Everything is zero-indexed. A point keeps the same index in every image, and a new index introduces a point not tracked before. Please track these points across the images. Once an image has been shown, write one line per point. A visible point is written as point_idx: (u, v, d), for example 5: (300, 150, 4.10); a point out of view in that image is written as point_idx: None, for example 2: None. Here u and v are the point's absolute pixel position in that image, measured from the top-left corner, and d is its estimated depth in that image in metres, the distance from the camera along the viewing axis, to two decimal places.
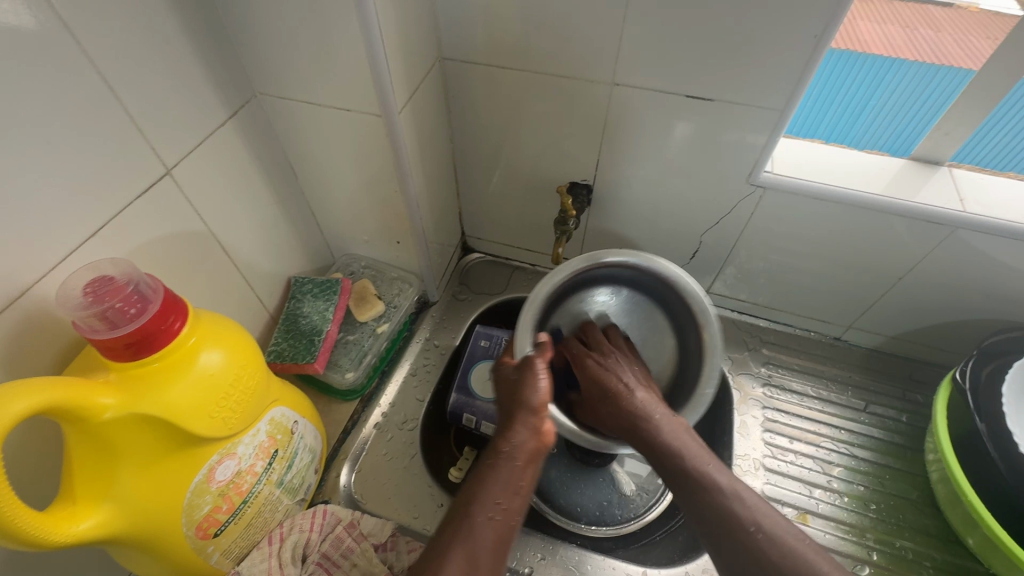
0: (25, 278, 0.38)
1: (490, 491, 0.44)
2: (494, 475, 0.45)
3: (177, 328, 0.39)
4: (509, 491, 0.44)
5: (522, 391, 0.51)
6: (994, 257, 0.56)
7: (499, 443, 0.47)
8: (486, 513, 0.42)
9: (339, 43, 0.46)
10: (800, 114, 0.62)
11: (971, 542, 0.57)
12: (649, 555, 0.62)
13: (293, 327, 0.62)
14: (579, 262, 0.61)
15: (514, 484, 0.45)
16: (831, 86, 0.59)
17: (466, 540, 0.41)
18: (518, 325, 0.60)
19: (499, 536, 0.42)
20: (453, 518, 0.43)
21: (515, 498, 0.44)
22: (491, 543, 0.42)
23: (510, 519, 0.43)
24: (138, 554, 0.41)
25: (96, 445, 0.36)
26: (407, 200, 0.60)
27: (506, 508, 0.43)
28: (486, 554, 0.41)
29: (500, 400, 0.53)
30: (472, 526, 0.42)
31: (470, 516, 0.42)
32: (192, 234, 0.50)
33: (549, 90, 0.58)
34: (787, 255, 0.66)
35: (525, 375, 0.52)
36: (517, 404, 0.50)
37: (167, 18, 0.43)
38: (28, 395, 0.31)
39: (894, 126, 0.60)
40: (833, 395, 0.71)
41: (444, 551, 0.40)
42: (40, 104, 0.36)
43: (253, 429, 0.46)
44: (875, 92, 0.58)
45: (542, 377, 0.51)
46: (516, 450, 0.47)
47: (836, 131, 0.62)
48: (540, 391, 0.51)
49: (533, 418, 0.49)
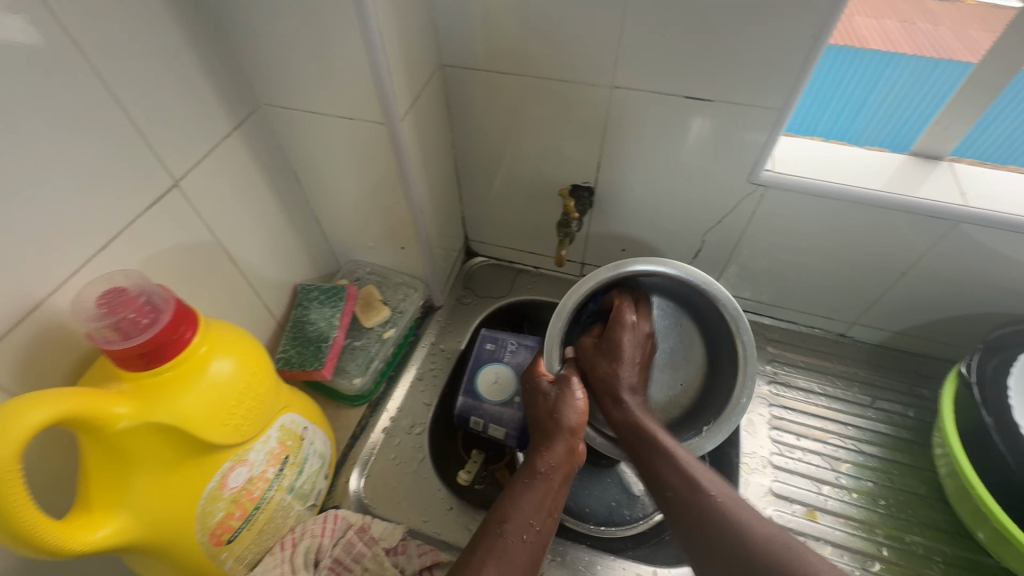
0: (37, 291, 0.38)
1: (525, 510, 0.46)
2: (528, 494, 0.47)
3: (189, 337, 0.40)
4: (542, 512, 0.46)
5: (560, 410, 0.52)
6: (997, 250, 0.56)
7: (535, 460, 0.49)
8: (521, 532, 0.44)
9: (341, 53, 0.47)
10: (799, 115, 0.62)
11: (981, 536, 0.57)
12: (658, 556, 0.62)
13: (300, 334, 0.63)
14: (606, 273, 0.59)
15: (547, 504, 0.47)
16: (832, 83, 0.59)
17: (497, 560, 0.42)
18: (548, 338, 0.59)
19: (530, 556, 0.44)
20: (485, 533, 0.44)
21: (547, 520, 0.46)
22: (523, 563, 0.43)
23: (541, 539, 0.45)
24: (152, 561, 0.42)
25: (112, 453, 0.37)
26: (412, 206, 0.60)
27: (539, 528, 0.45)
28: (519, 574, 0.42)
29: (532, 413, 0.54)
30: (506, 545, 0.43)
31: (503, 534, 0.44)
32: (199, 244, 0.51)
33: (549, 94, 0.59)
34: (790, 252, 0.66)
35: (563, 393, 0.53)
36: (554, 424, 0.51)
37: (171, 31, 0.44)
38: (46, 405, 0.32)
39: (894, 122, 0.61)
40: (839, 391, 0.71)
41: (477, 567, 0.42)
42: (52, 119, 0.37)
43: (264, 435, 0.46)
44: (872, 90, 0.59)
45: (580, 397, 0.53)
46: (554, 470, 0.48)
47: (836, 128, 0.62)
48: (578, 412, 0.52)
49: (571, 441, 0.50)
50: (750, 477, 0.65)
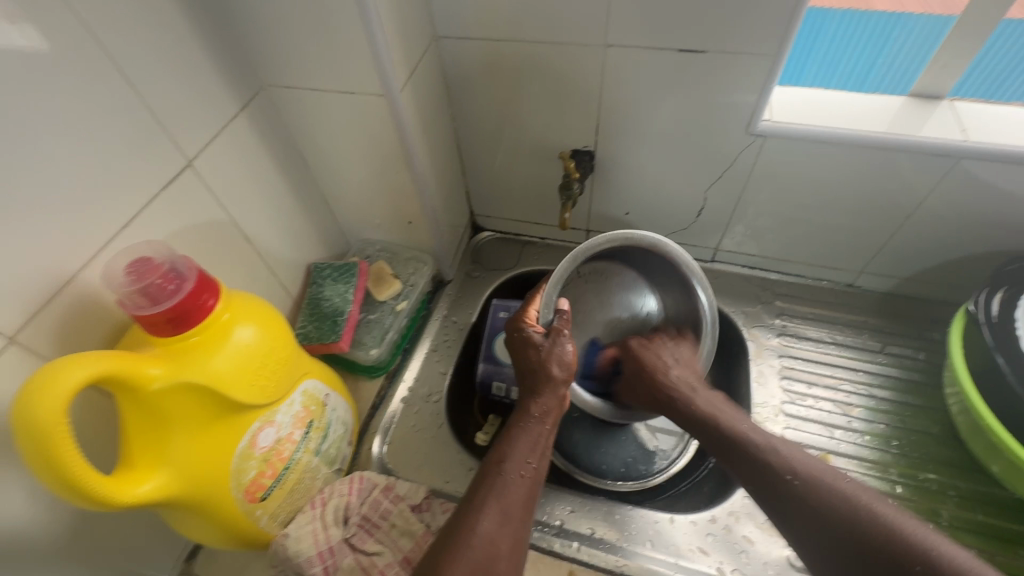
0: (69, 266, 0.41)
1: (520, 452, 0.48)
2: (523, 436, 0.49)
3: (211, 304, 0.42)
4: (537, 451, 0.48)
5: (549, 361, 0.53)
6: (1001, 184, 0.56)
7: (529, 404, 0.51)
8: (518, 470, 0.46)
9: (339, 28, 0.48)
10: (814, 72, 0.62)
11: (995, 469, 0.57)
12: (676, 505, 0.64)
13: (316, 310, 0.65)
14: (643, 237, 0.60)
15: (541, 444, 0.49)
16: (842, 45, 0.60)
17: (499, 495, 0.44)
18: (548, 286, 0.61)
19: (529, 492, 0.46)
20: (486, 474, 0.46)
21: (542, 458, 0.48)
22: (522, 497, 0.45)
23: (537, 476, 0.47)
24: (193, 518, 0.44)
25: (148, 412, 0.39)
26: (416, 179, 0.62)
27: (535, 466, 0.47)
28: (519, 507, 0.44)
29: (517, 363, 0.56)
30: (506, 482, 0.45)
31: (502, 473, 0.46)
32: (215, 222, 0.53)
33: (544, 59, 0.60)
34: (794, 204, 0.66)
35: (553, 344, 0.54)
36: (545, 376, 0.52)
37: (175, 15, 0.45)
38: (86, 364, 0.34)
39: (902, 75, 0.61)
40: (850, 339, 0.71)
41: (479, 504, 0.44)
42: (70, 102, 0.39)
43: (288, 399, 0.49)
44: (881, 48, 0.60)
45: (570, 350, 0.54)
46: (546, 413, 0.51)
47: (852, 82, 0.62)
48: (566, 366, 0.53)
49: (561, 390, 0.53)
50: (763, 425, 0.66)
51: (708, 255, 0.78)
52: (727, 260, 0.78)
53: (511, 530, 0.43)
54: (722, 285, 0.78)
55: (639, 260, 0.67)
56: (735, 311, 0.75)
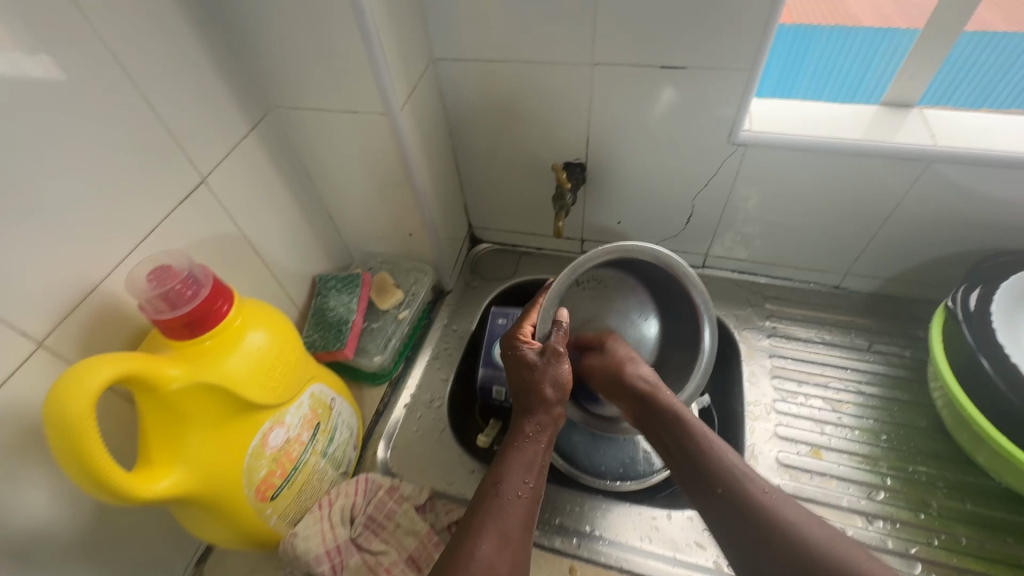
0: (93, 275, 0.43)
1: (517, 472, 0.49)
2: (517, 456, 0.50)
3: (225, 310, 0.44)
4: (532, 470, 0.50)
5: (542, 380, 0.54)
6: (971, 185, 0.59)
7: (523, 423, 0.53)
8: (515, 491, 0.48)
9: (342, 51, 0.52)
10: (806, 83, 0.66)
11: (981, 459, 0.59)
12: (676, 503, 0.64)
13: (322, 319, 0.68)
14: (647, 251, 0.60)
15: (536, 462, 0.51)
16: (832, 58, 0.65)
17: (496, 517, 0.46)
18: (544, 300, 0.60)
19: (527, 511, 0.47)
20: (484, 497, 0.48)
21: (539, 477, 0.50)
22: (520, 518, 0.47)
23: (534, 495, 0.49)
24: (205, 516, 0.46)
25: (166, 412, 0.41)
26: (416, 192, 0.65)
27: (532, 485, 0.49)
28: (516, 527, 0.46)
29: (512, 380, 0.57)
30: (503, 504, 0.47)
31: (500, 494, 0.48)
32: (226, 235, 0.56)
33: (535, 77, 0.63)
34: (778, 209, 0.69)
35: (549, 363, 0.55)
36: (539, 398, 0.53)
37: (189, 43, 0.49)
38: (113, 363, 0.36)
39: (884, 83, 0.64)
40: (837, 338, 0.74)
41: (477, 527, 0.45)
42: (95, 123, 0.42)
43: (297, 401, 0.51)
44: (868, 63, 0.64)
45: (566, 367, 0.55)
46: (540, 431, 0.52)
47: (843, 93, 0.66)
48: (561, 384, 0.55)
49: (555, 409, 0.54)
50: (756, 423, 0.68)
51: (698, 261, 0.81)
52: (717, 265, 0.81)
53: (510, 553, 0.44)
54: (713, 290, 0.81)
55: (642, 271, 0.66)
56: (725, 314, 0.77)
